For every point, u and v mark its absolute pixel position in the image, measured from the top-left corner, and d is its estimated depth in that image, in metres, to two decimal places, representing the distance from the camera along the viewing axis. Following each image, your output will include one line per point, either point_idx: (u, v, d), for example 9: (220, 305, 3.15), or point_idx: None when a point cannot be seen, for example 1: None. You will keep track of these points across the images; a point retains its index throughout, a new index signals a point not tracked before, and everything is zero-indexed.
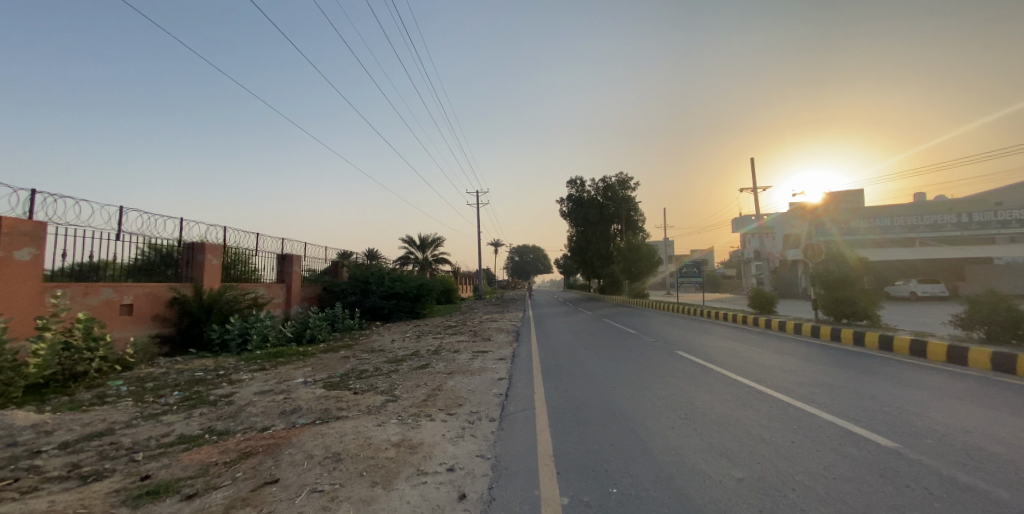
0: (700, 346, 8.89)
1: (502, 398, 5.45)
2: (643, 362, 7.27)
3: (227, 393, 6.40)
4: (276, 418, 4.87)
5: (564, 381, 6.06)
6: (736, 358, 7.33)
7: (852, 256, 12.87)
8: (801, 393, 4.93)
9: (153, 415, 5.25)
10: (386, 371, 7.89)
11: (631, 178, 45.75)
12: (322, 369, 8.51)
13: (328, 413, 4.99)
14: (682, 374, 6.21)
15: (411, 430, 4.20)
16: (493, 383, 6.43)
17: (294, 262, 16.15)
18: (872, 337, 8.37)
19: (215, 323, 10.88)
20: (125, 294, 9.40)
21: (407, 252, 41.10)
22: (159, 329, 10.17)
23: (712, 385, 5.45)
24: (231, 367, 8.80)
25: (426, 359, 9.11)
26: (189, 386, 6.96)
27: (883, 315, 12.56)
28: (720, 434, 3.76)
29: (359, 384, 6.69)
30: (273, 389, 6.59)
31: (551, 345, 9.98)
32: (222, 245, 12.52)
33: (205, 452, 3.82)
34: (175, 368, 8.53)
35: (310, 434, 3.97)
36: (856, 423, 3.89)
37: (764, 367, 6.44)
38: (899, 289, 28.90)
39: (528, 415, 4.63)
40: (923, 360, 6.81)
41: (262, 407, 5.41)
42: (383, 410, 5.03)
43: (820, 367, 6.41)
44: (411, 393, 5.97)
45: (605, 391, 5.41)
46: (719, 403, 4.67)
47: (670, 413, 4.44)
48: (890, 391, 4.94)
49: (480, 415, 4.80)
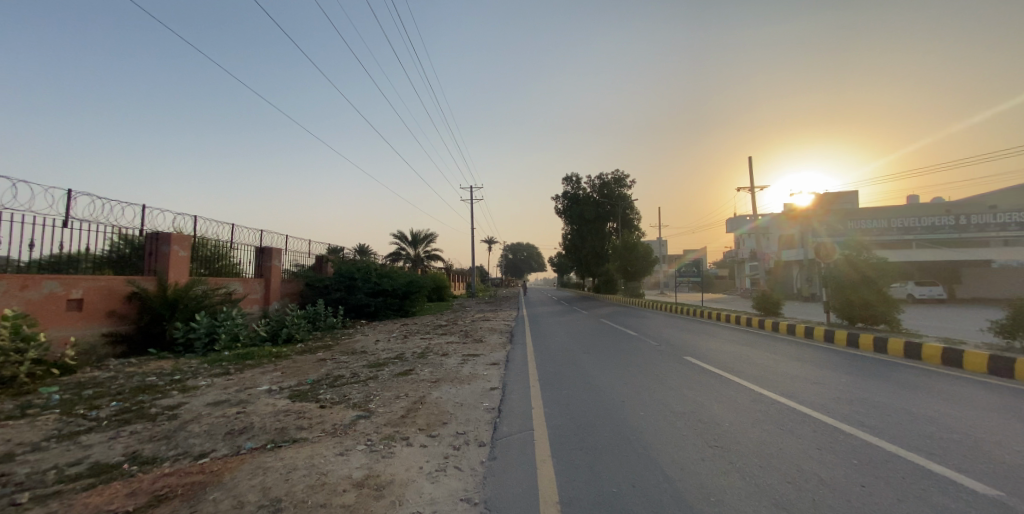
0: (710, 351, 8.21)
1: (493, 415, 4.65)
2: (652, 370, 6.54)
3: (173, 405, 5.50)
4: (220, 441, 4.00)
5: (564, 394, 5.29)
6: (753, 366, 6.65)
7: (869, 256, 12.33)
8: (845, 412, 4.22)
9: (71, 435, 4.34)
10: (364, 377, 7.03)
11: (627, 176, 45.27)
12: (293, 374, 7.64)
13: (284, 433, 4.15)
14: (699, 386, 5.48)
15: (380, 462, 3.38)
16: (484, 394, 5.66)
17: (275, 256, 15.21)
18: (896, 343, 7.77)
19: (180, 321, 9.93)
20: (74, 288, 8.45)
21: (398, 247, 40.15)
22: (113, 327, 9.17)
23: (735, 400, 4.75)
24: (190, 370, 7.90)
25: (409, 363, 8.28)
26: (132, 395, 6.05)
27: (901, 319, 12.00)
28: (765, 468, 3.01)
29: (330, 394, 5.87)
30: (230, 400, 5.71)
31: (547, 350, 9.24)
32: (193, 236, 11.50)
33: (110, 493, 2.95)
34: (125, 372, 7.63)
35: (249, 469, 3.12)
36: (928, 455, 3.14)
37: (790, 378, 5.75)
38: (899, 291, 27.44)
39: (525, 440, 3.84)
40: (960, 371, 6.18)
41: (209, 424, 4.55)
42: (351, 431, 4.19)
43: (852, 378, 5.73)
44: (388, 406, 5.14)
45: (614, 408, 4.67)
46: (752, 425, 3.94)
47: (697, 440, 3.67)
48: (949, 412, 4.21)
49: (466, 439, 3.99)
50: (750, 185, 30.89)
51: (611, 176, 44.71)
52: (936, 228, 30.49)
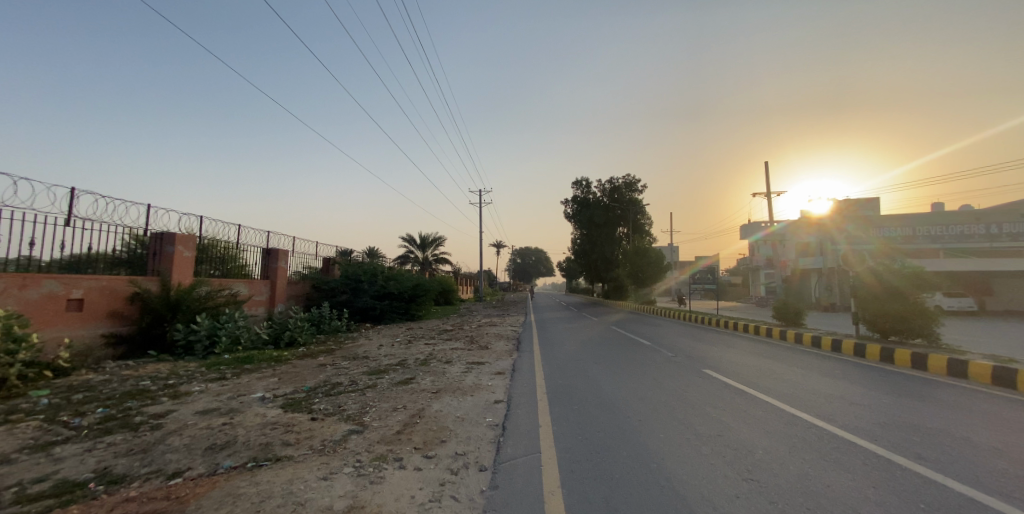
0: (730, 364, 7.71)
1: (497, 434, 4.26)
2: (670, 385, 6.09)
3: (160, 413, 5.20)
4: (199, 458, 3.66)
5: (575, 411, 4.88)
6: (780, 382, 6.16)
7: (904, 265, 11.69)
8: (895, 441, 3.75)
9: (45, 446, 4.04)
10: (362, 386, 6.69)
11: (639, 181, 44.62)
12: (290, 381, 7.33)
13: (269, 449, 3.81)
14: (723, 405, 5.02)
15: (366, 489, 2.99)
16: (487, 407, 5.27)
17: (281, 257, 15.02)
18: (938, 360, 7.18)
19: (181, 322, 9.74)
20: (75, 287, 8.30)
21: (407, 250, 40.03)
22: (114, 328, 9.00)
23: (766, 423, 4.30)
24: (186, 374, 7.63)
25: (411, 371, 7.94)
26: (120, 401, 5.77)
27: (939, 333, 11.28)
28: (813, 509, 2.58)
29: (324, 405, 5.54)
30: (220, 408, 5.41)
31: (556, 359, 8.83)
32: (197, 236, 11.33)
33: None
34: (120, 375, 7.39)
35: (218, 496, 2.76)
36: (1008, 499, 2.68)
37: (825, 398, 5.25)
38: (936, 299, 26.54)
39: (531, 467, 3.43)
40: (1015, 393, 5.60)
41: (192, 436, 4.22)
42: (340, 449, 3.82)
43: (894, 399, 5.21)
44: (384, 420, 4.77)
45: (630, 428, 4.25)
46: (790, 453, 3.48)
47: (728, 471, 3.23)
48: (1017, 444, 3.71)
49: (466, 462, 3.60)
50: (768, 190, 30.06)
51: (623, 181, 44.10)
52: (965, 237, 30.17)
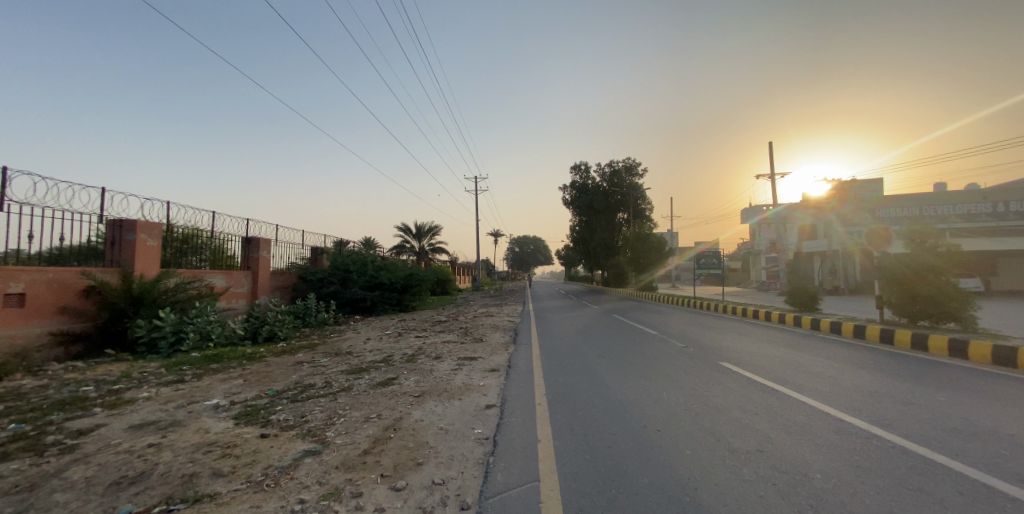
0: (750, 356, 6.96)
1: (486, 452, 3.46)
2: (688, 383, 5.33)
3: (85, 427, 4.33)
4: (99, 493, 2.81)
5: (581, 421, 4.10)
6: (815, 378, 5.39)
7: (937, 244, 10.81)
8: (983, 458, 3.00)
9: None
10: (336, 389, 5.87)
11: (639, 164, 43.40)
12: (257, 383, 6.49)
13: (193, 482, 2.96)
14: (755, 408, 4.26)
15: None
16: (475, 416, 4.44)
17: (263, 247, 14.09)
18: (982, 348, 6.46)
19: (143, 318, 8.81)
20: (13, 281, 7.37)
21: (402, 240, 39.04)
22: (63, 326, 8.09)
23: (817, 435, 3.53)
24: (141, 376, 6.77)
25: (395, 369, 7.11)
26: (45, 413, 4.88)
27: (974, 316, 10.55)
28: None
29: (283, 415, 4.67)
30: (160, 421, 4.55)
31: (558, 353, 8.03)
32: (165, 223, 10.35)
33: None
34: (63, 379, 6.52)
35: None
36: None
37: (872, 398, 4.50)
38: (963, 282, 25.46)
39: (527, 504, 2.63)
40: None
41: (103, 461, 3.32)
42: (283, 481, 2.98)
43: (952, 399, 4.46)
44: (351, 436, 3.93)
45: (650, 444, 3.46)
46: (860, 481, 2.75)
47: (785, 508, 2.44)
48: None
49: (443, 497, 2.79)
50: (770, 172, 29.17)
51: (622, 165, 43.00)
52: (974, 215, 29.49)
